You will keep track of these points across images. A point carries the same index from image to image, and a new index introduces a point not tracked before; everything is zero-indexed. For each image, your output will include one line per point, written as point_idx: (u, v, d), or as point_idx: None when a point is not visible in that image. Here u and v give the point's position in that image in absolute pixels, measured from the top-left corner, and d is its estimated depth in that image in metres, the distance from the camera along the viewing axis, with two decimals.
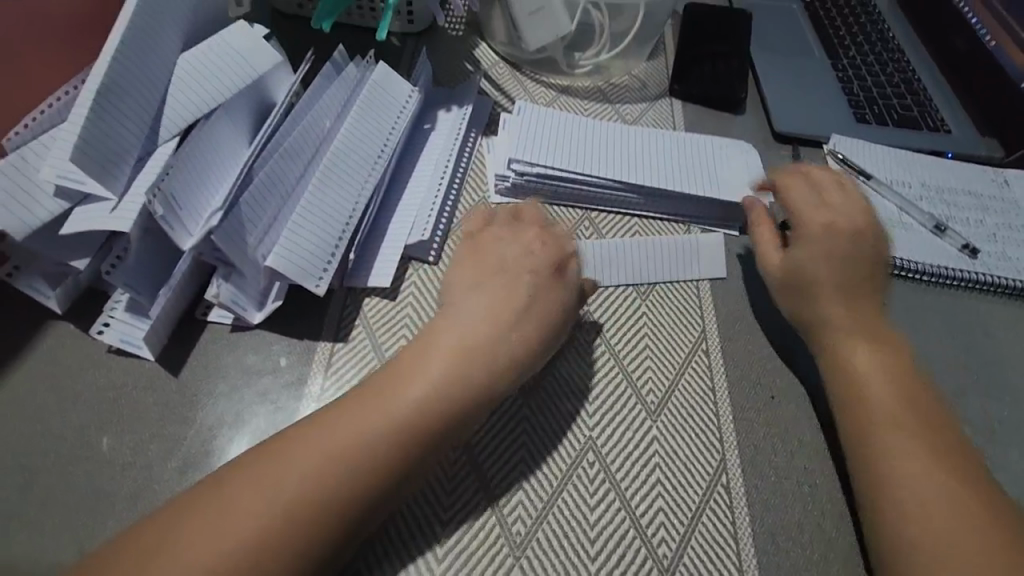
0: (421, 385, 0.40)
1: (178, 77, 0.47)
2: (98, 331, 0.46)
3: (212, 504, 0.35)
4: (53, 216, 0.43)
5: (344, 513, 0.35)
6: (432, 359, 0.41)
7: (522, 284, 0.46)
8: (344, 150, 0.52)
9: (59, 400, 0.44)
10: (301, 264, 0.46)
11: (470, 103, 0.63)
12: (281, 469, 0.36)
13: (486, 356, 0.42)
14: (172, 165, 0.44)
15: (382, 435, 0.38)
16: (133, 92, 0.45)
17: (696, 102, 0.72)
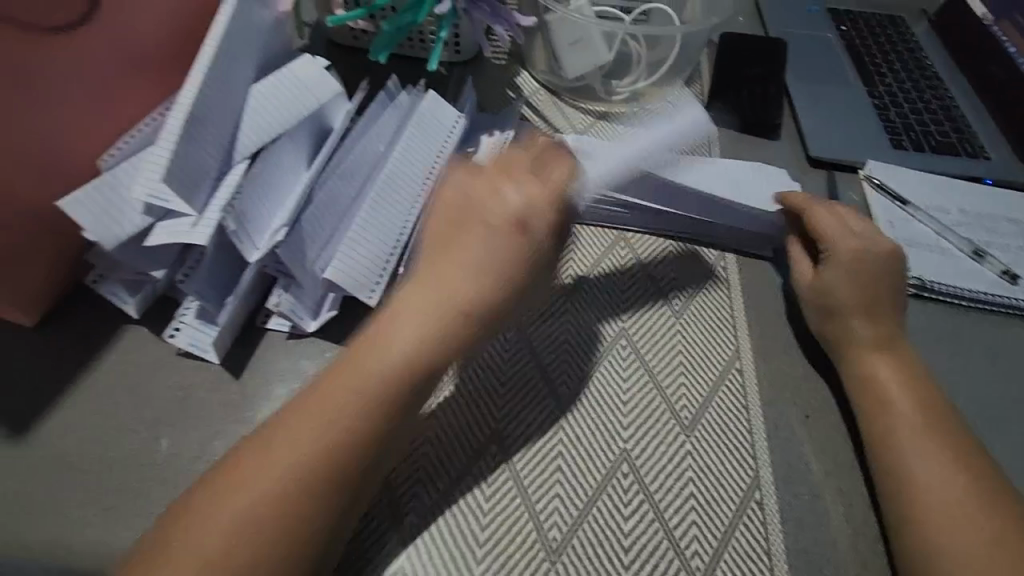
0: (372, 366, 0.39)
1: (250, 106, 0.52)
2: (171, 335, 0.49)
3: (214, 511, 0.36)
4: (138, 230, 0.47)
5: (323, 503, 0.36)
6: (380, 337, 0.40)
7: (471, 245, 0.43)
8: (397, 171, 0.55)
9: (135, 397, 0.48)
10: (357, 277, 0.50)
11: (512, 127, 0.67)
12: (260, 472, 0.37)
13: (443, 331, 0.41)
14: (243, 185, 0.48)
15: (352, 414, 0.38)
16: (214, 117, 0.49)
17: (730, 128, 0.74)
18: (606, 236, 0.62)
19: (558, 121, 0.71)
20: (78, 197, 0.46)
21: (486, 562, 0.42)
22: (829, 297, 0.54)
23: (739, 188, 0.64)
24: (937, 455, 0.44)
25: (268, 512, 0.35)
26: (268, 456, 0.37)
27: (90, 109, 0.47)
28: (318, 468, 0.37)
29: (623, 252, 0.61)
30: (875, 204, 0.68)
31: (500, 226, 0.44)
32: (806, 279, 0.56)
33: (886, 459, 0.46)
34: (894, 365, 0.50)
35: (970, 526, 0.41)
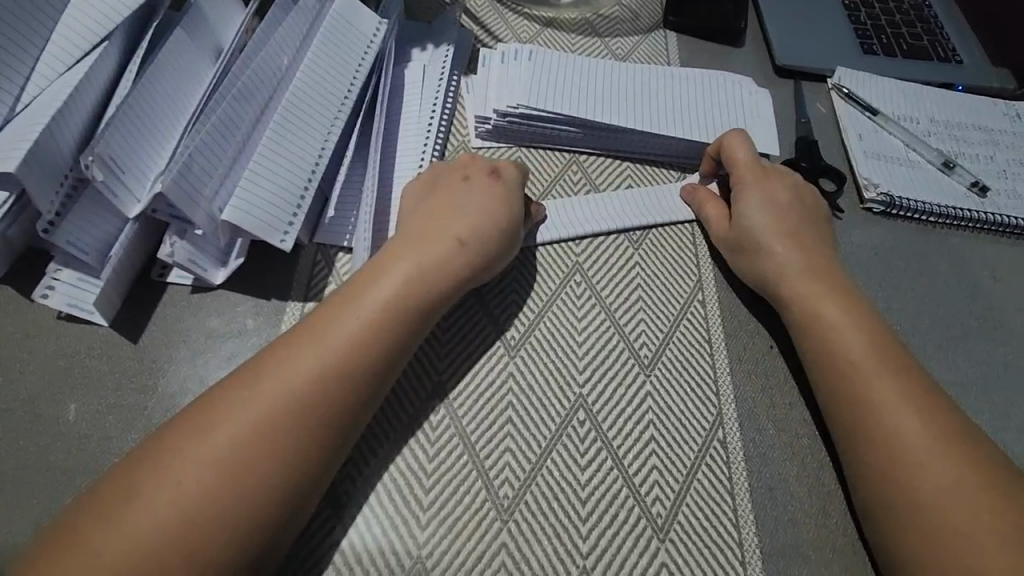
0: (355, 319, 0.38)
1: (106, 21, 0.43)
2: (42, 296, 0.41)
3: (123, 510, 0.31)
4: None
5: (270, 477, 0.33)
6: (370, 290, 0.39)
7: (468, 207, 0.45)
8: (304, 89, 0.47)
9: (7, 370, 0.41)
10: (264, 215, 0.42)
11: (447, 38, 0.58)
12: (177, 468, 0.32)
13: (425, 287, 0.41)
14: (112, 124, 0.40)
15: (320, 382, 0.36)
16: (26, 44, 0.42)
17: (692, 35, 0.66)
18: (556, 160, 0.55)
19: (500, 32, 0.62)
20: None
21: (431, 527, 0.39)
22: (747, 230, 0.49)
23: (703, 100, 0.58)
24: (909, 404, 0.41)
25: (201, 484, 0.32)
26: (195, 444, 0.33)
27: None
28: (282, 429, 0.34)
29: (576, 178, 0.54)
30: (844, 116, 0.63)
31: (474, 205, 0.45)
32: (754, 227, 0.49)
33: (855, 411, 0.41)
34: (850, 305, 0.45)
35: (956, 478, 0.38)
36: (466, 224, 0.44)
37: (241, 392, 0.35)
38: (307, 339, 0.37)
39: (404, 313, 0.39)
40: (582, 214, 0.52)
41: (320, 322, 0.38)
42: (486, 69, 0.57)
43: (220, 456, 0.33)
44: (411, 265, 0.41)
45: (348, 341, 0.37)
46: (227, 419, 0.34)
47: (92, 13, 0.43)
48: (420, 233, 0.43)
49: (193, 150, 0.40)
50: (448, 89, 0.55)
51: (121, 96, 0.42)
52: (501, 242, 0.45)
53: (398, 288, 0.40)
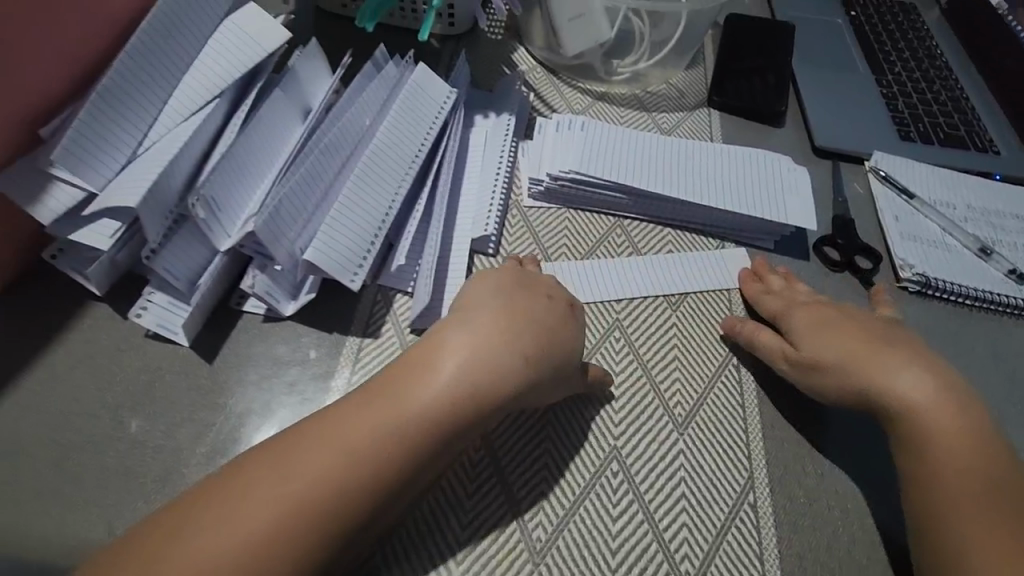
0: (421, 394, 0.39)
1: (222, 79, 0.50)
2: (136, 315, 0.46)
3: (191, 533, 0.34)
4: (75, 202, 0.44)
5: (324, 524, 0.35)
6: (438, 363, 0.41)
7: (538, 302, 0.46)
8: (381, 147, 0.52)
9: (97, 380, 0.45)
10: (340, 258, 0.47)
11: (509, 108, 0.63)
12: (237, 504, 0.35)
13: (493, 378, 0.41)
14: (215, 170, 0.46)
15: (383, 446, 0.38)
16: (149, 94, 0.48)
17: (734, 114, 0.71)
18: (602, 222, 0.59)
19: (555, 102, 0.68)
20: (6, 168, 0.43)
21: (466, 562, 0.40)
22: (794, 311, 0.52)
23: (745, 176, 0.62)
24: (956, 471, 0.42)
25: (270, 519, 0.35)
26: (260, 476, 0.36)
27: (45, 67, 0.44)
28: (341, 483, 0.36)
29: (620, 241, 0.58)
30: (881, 197, 0.65)
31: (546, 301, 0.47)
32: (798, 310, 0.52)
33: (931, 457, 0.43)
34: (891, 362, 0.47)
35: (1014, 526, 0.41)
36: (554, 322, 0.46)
37: (305, 445, 0.37)
38: (379, 406, 0.39)
39: (472, 389, 0.40)
40: (620, 275, 0.55)
41: (386, 389, 0.40)
42: (541, 137, 0.62)
43: (290, 502, 0.35)
44: (477, 338, 0.42)
45: (413, 412, 0.39)
46: (289, 465, 0.36)
47: (211, 74, 0.50)
48: (489, 310, 0.44)
49: (282, 198, 0.45)
50: (507, 152, 0.60)
51: (224, 146, 0.48)
52: (564, 325, 0.46)
53: (461, 371, 0.40)
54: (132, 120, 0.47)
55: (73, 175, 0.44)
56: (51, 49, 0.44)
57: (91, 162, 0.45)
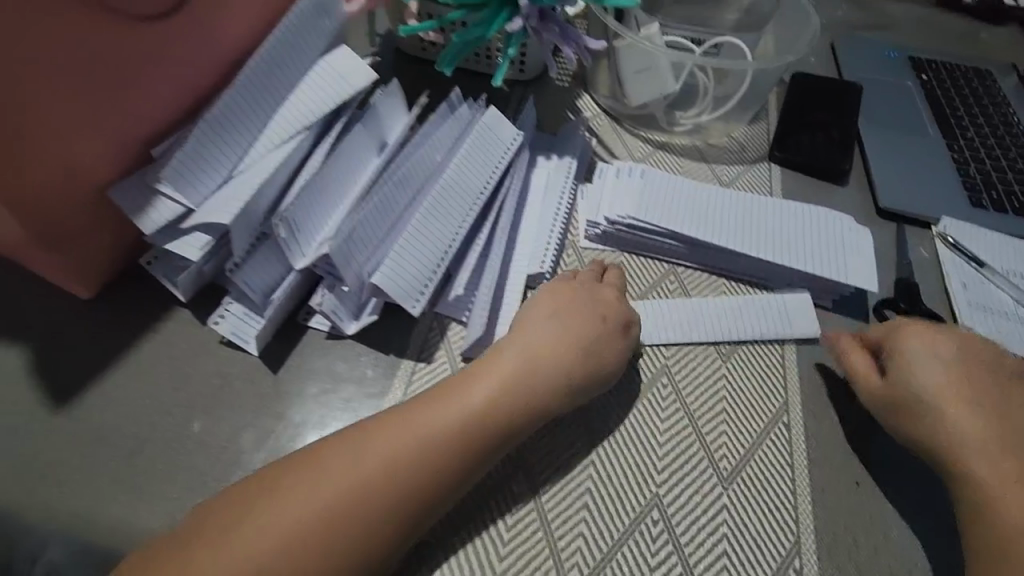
0: (465, 406, 0.43)
1: (313, 114, 0.54)
2: (214, 323, 0.50)
3: (245, 525, 0.36)
4: (174, 216, 0.48)
5: (367, 525, 0.38)
6: (485, 379, 0.44)
7: (588, 327, 0.49)
8: (450, 182, 0.55)
9: (174, 379, 0.48)
10: (405, 285, 0.49)
11: (571, 152, 0.65)
12: (289, 495, 0.38)
13: (532, 395, 0.44)
14: (300, 196, 0.50)
15: (428, 454, 0.40)
16: (248, 122, 0.53)
17: (795, 170, 0.71)
18: (655, 268, 0.60)
19: (617, 149, 0.70)
20: (119, 182, 0.48)
21: None
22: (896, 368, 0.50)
23: (804, 233, 0.61)
24: None
25: (314, 509, 0.37)
26: (313, 476, 0.39)
27: (168, 96, 0.49)
28: (387, 486, 0.39)
29: (673, 287, 0.59)
30: (949, 264, 0.63)
31: (593, 324, 0.49)
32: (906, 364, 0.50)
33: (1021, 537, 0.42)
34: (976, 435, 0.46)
35: None
36: (596, 350, 0.48)
37: (356, 445, 0.40)
38: (424, 415, 0.42)
39: (512, 404, 0.43)
40: (674, 320, 0.55)
41: (436, 398, 0.43)
42: (601, 181, 0.64)
43: (335, 495, 0.38)
44: (521, 362, 0.45)
45: (458, 422, 0.42)
46: (339, 462, 0.39)
47: (303, 108, 0.55)
48: (535, 335, 0.47)
49: (357, 225, 0.49)
50: (567, 194, 0.62)
51: (308, 173, 0.52)
52: (606, 354, 0.48)
53: (506, 389, 0.44)
54: (232, 145, 0.52)
55: (176, 192, 0.48)
56: (177, 82, 0.50)
57: (192, 181, 0.49)
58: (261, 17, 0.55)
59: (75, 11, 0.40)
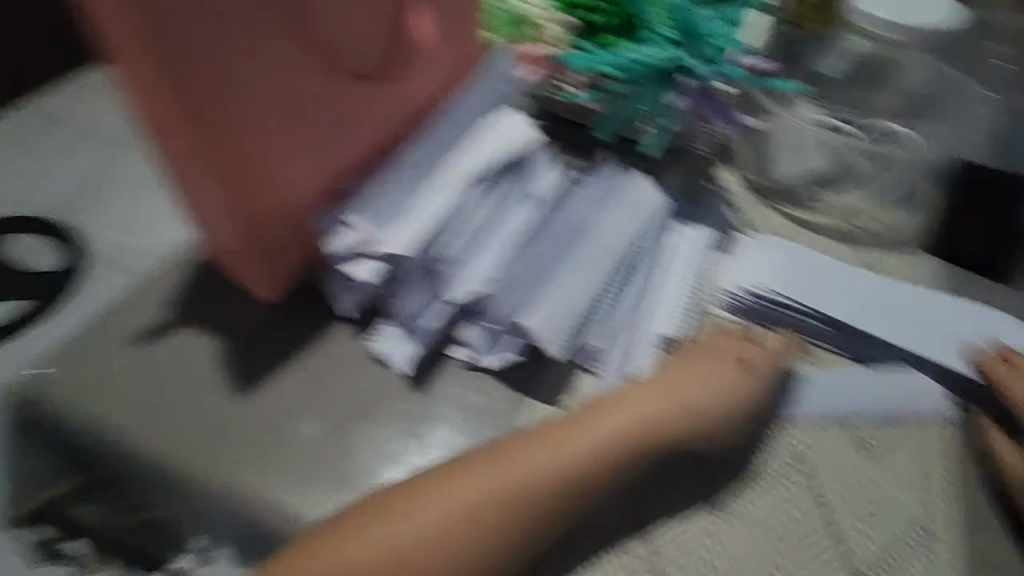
0: (593, 434, 0.46)
1: (472, 159, 0.56)
2: (367, 340, 0.53)
3: (395, 519, 0.42)
4: (345, 248, 0.52)
5: (501, 530, 0.42)
6: (614, 411, 0.47)
7: (712, 368, 0.50)
8: (597, 241, 0.56)
9: (325, 387, 0.52)
10: (551, 332, 0.51)
11: (713, 218, 0.62)
12: (435, 495, 0.43)
13: (656, 428, 0.47)
14: (461, 242, 0.53)
15: (557, 474, 0.44)
16: (421, 170, 0.57)
17: (972, 265, 0.60)
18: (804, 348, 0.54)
19: (756, 219, 0.63)
20: (309, 211, 0.54)
21: None
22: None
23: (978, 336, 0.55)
24: None
25: (453, 513, 0.42)
26: (456, 481, 0.44)
27: (359, 136, 0.56)
28: (518, 498, 0.43)
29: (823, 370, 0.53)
30: None
31: (717, 365, 0.50)
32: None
33: None
34: None
35: None
36: (717, 397, 0.49)
37: (494, 458, 0.45)
38: (550, 441, 0.45)
39: (636, 438, 0.46)
40: (822, 408, 0.51)
41: (567, 424, 0.46)
42: (742, 249, 0.60)
43: (469, 506, 0.42)
44: (640, 403, 0.47)
45: (585, 447, 0.45)
46: (478, 472, 0.44)
47: (464, 154, 0.57)
48: (655, 378, 0.49)
49: (512, 274, 0.52)
50: (706, 259, 0.59)
51: (464, 217, 0.54)
52: (728, 404, 0.49)
53: (634, 422, 0.46)
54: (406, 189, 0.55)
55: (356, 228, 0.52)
56: (366, 123, 0.56)
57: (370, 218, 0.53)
58: (438, 73, 0.62)
59: (315, 69, 0.51)
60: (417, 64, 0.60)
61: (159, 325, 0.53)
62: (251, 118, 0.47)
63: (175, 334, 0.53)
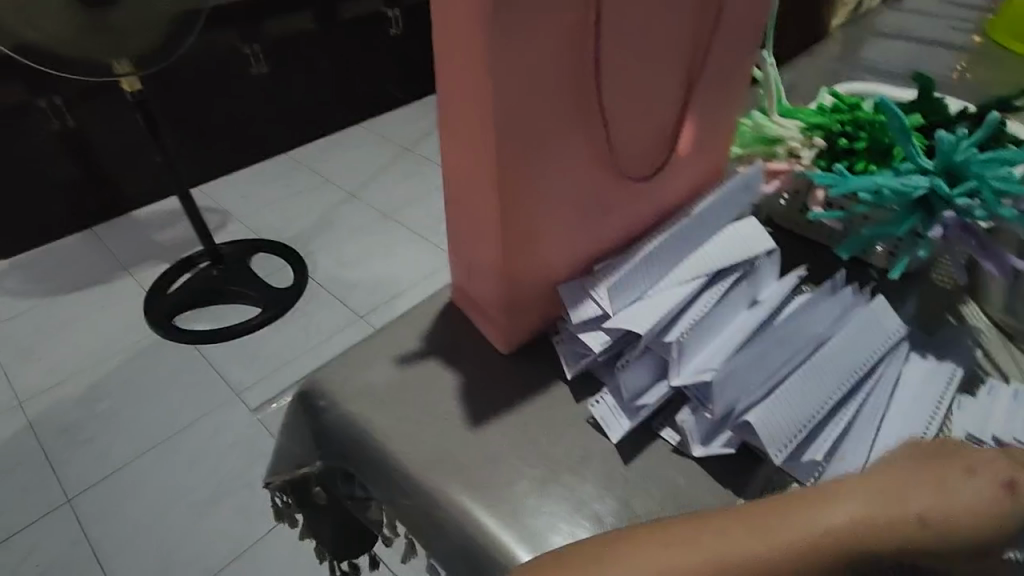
0: (786, 531, 0.40)
1: (718, 258, 0.60)
2: (590, 403, 0.58)
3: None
4: (589, 315, 0.59)
5: None
6: (811, 512, 0.40)
7: (954, 484, 0.39)
8: (831, 356, 0.55)
9: (546, 437, 0.56)
10: (774, 433, 0.50)
11: (957, 353, 0.58)
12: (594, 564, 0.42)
13: (869, 541, 0.38)
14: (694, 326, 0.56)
15: (734, 565, 0.39)
16: (666, 256, 0.61)
17: None
18: None
19: (1006, 369, 0.58)
20: (562, 283, 0.62)
21: None
22: None
23: None
24: None
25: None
26: (619, 555, 0.42)
27: (614, 226, 0.63)
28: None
29: None
30: None
31: (964, 487, 0.39)
32: None
33: None
34: None
35: None
36: (981, 499, 0.38)
37: (661, 538, 0.42)
38: (766, 512, 0.42)
39: (832, 547, 0.39)
40: None
41: (748, 517, 0.42)
42: (988, 401, 0.55)
43: (684, 568, 0.40)
44: (869, 497, 0.40)
45: (772, 545, 0.39)
46: (643, 552, 0.42)
47: (712, 252, 0.61)
48: (887, 470, 0.42)
49: (732, 372, 0.52)
50: (947, 399, 0.54)
51: (702, 308, 0.57)
52: (960, 520, 0.38)
53: (840, 530, 0.39)
54: (651, 271, 0.60)
55: (601, 297, 0.58)
56: (623, 217, 0.63)
57: (612, 291, 0.58)
58: (690, 180, 0.68)
59: (598, 170, 0.56)
60: (678, 173, 0.65)
61: (418, 352, 0.63)
62: (537, 205, 0.54)
63: (428, 362, 0.62)
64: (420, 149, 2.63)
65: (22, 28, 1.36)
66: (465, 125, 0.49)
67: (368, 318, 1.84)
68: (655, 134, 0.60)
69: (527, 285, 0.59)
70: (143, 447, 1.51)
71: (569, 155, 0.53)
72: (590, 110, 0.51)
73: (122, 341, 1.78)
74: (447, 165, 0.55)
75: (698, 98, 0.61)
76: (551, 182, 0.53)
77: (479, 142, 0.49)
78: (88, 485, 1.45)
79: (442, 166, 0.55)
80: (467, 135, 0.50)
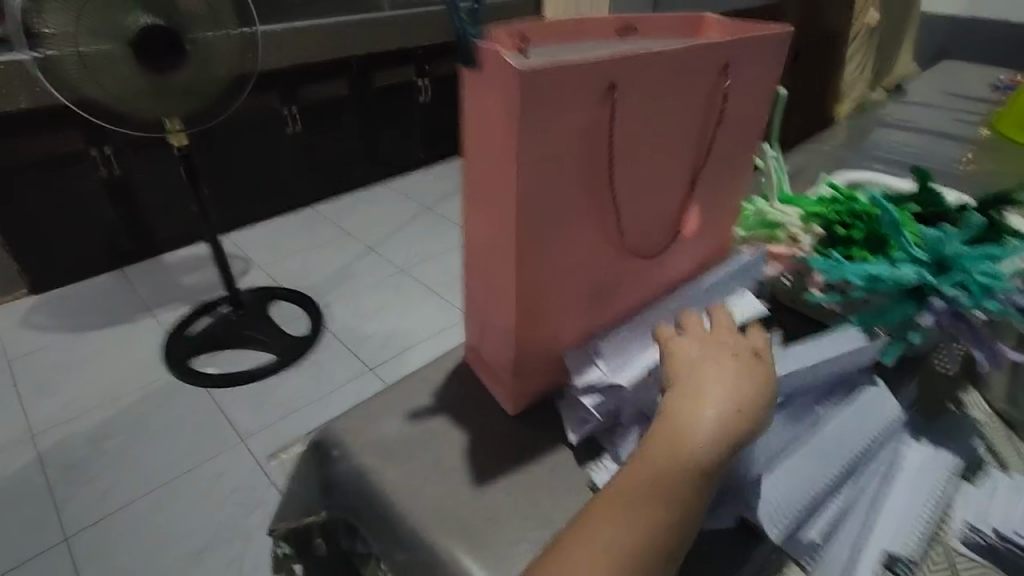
0: (667, 462, 0.45)
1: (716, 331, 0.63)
2: (592, 468, 0.59)
3: None
4: (589, 378, 0.60)
5: None
6: (686, 437, 0.45)
7: (721, 355, 0.51)
8: (830, 433, 0.54)
9: (548, 499, 0.58)
10: (769, 508, 0.49)
11: (956, 440, 0.60)
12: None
13: (710, 437, 0.45)
14: None
15: (650, 520, 0.43)
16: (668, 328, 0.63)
17: None
18: None
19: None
20: (568, 348, 0.65)
21: None
22: None
23: None
24: None
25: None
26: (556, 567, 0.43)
27: (622, 301, 0.66)
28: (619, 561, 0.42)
29: None
30: None
31: (727, 358, 0.50)
32: None
33: None
34: None
35: None
36: (736, 395, 0.47)
37: (589, 530, 0.44)
38: (650, 475, 0.45)
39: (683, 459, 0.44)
40: None
41: (644, 462, 0.45)
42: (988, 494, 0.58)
43: (608, 558, 0.42)
44: (689, 399, 0.47)
45: (661, 482, 0.44)
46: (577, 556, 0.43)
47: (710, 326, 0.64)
48: (695, 377, 0.49)
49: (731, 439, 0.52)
50: (944, 486, 0.56)
51: None
52: (739, 393, 0.47)
53: (684, 441, 0.45)
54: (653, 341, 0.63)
55: (603, 363, 0.61)
56: (630, 292, 0.67)
57: (613, 358, 0.61)
58: (694, 259, 0.72)
59: (610, 250, 0.61)
60: (683, 253, 0.69)
61: (429, 408, 0.66)
62: (550, 280, 0.58)
63: (438, 418, 0.65)
64: (440, 208, 2.74)
65: (79, 79, 1.45)
66: (487, 197, 0.54)
67: (378, 370, 1.87)
68: (663, 217, 0.64)
69: (536, 352, 0.62)
70: (145, 489, 1.51)
71: (583, 237, 0.58)
72: (602, 197, 0.56)
73: (138, 381, 1.81)
74: (469, 229, 0.59)
75: (703, 191, 0.66)
76: (565, 260, 0.58)
77: (500, 220, 0.54)
78: (85, 525, 1.43)
79: (463, 231, 0.60)
80: (489, 205, 0.55)
